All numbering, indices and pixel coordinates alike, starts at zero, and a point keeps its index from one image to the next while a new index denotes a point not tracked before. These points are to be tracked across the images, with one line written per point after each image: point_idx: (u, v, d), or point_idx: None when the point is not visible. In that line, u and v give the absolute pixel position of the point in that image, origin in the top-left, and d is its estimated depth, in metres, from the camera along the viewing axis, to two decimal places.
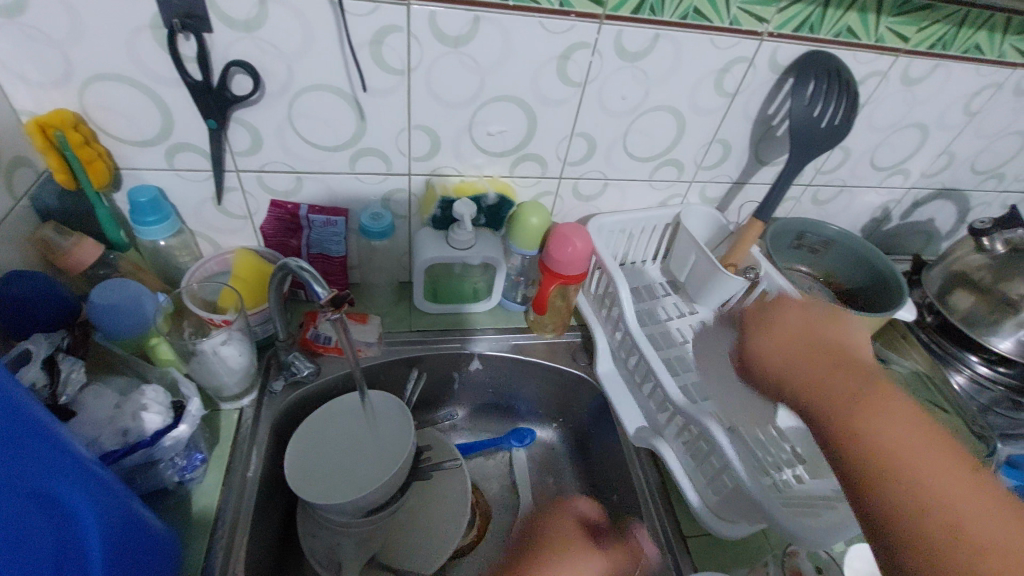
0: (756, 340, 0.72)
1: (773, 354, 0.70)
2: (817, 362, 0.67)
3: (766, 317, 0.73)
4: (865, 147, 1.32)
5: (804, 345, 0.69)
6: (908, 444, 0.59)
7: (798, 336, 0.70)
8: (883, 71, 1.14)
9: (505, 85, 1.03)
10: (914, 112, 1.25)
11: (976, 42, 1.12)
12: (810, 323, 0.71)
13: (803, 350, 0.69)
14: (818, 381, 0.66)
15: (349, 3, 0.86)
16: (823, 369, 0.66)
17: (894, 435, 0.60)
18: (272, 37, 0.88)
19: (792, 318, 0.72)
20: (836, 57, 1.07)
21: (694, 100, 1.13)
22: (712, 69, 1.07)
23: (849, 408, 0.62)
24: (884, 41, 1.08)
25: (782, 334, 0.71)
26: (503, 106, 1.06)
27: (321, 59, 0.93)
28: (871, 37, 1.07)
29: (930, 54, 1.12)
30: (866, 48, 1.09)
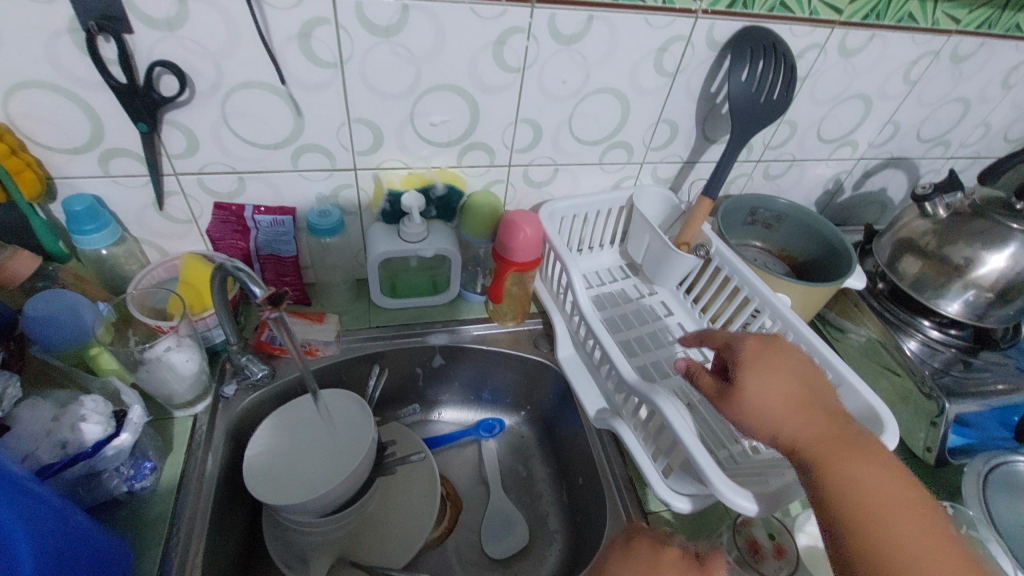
0: (748, 393, 0.47)
1: (764, 412, 0.46)
2: (788, 380, 0.47)
3: (763, 358, 0.48)
4: (904, 123, 0.86)
5: (797, 404, 0.46)
6: (888, 520, 0.40)
7: (787, 378, 0.47)
8: (820, 44, 0.70)
9: (257, 64, 0.55)
10: (963, 84, 0.82)
11: (918, 14, 0.69)
12: (808, 380, 0.48)
13: (800, 404, 0.46)
14: (790, 408, 0.46)
15: None
16: (829, 451, 0.44)
17: (872, 496, 0.42)
18: None
19: (789, 374, 0.47)
20: (772, 33, 0.66)
21: (624, 78, 0.67)
22: (640, 39, 0.63)
23: (835, 481, 0.43)
24: (816, 15, 0.66)
25: (776, 384, 0.47)
26: (264, 99, 0.58)
27: None
28: (803, 11, 0.66)
29: (865, 27, 0.69)
30: (799, 22, 0.66)
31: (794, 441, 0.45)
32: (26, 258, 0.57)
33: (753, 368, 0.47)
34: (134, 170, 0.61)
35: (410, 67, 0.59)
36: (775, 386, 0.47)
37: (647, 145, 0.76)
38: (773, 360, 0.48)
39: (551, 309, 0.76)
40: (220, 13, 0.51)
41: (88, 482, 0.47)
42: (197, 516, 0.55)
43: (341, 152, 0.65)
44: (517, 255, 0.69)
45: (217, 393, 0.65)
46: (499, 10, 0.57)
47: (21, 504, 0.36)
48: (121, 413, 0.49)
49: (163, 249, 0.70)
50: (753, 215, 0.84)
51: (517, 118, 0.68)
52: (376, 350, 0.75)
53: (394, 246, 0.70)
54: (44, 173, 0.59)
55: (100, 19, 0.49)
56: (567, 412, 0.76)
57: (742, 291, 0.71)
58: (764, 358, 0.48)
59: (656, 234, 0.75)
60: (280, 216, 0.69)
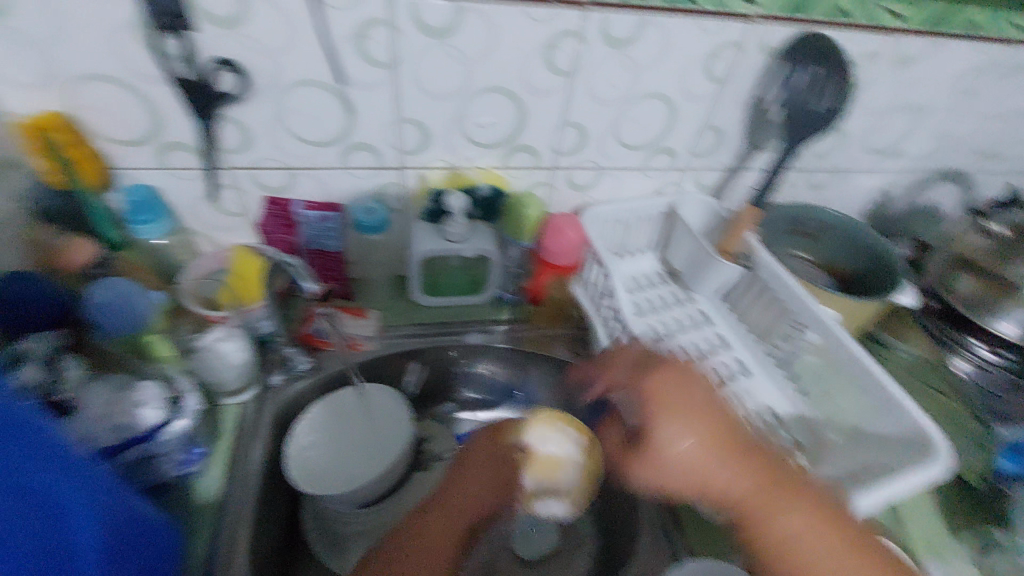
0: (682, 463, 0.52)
1: (693, 472, 0.52)
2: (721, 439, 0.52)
3: (676, 381, 0.57)
4: (960, 134, 0.83)
5: (716, 437, 0.52)
6: (813, 561, 0.49)
7: (699, 411, 0.54)
8: (878, 52, 0.68)
9: (314, 63, 0.56)
10: None
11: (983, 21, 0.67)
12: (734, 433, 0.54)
13: (730, 461, 0.52)
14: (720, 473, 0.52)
15: None
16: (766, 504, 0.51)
17: (793, 543, 0.50)
18: None
19: (687, 396, 0.55)
20: (828, 40, 0.64)
21: (674, 82, 0.66)
22: (692, 43, 0.62)
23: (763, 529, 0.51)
24: (875, 20, 0.64)
25: (690, 422, 0.53)
26: (318, 98, 0.59)
27: None
28: (861, 17, 0.64)
29: (926, 34, 0.67)
30: (858, 28, 0.65)
31: (728, 489, 0.51)
32: (79, 247, 0.59)
33: (680, 425, 0.53)
34: (190, 164, 0.63)
35: (460, 68, 0.60)
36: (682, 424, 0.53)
37: (693, 151, 0.75)
38: (680, 390, 0.56)
39: (589, 313, 0.76)
40: (279, 12, 0.52)
41: (145, 468, 0.49)
42: (241, 502, 0.57)
43: (388, 151, 0.66)
44: (554, 259, 0.70)
45: (263, 382, 0.67)
46: (552, 12, 0.56)
47: (78, 482, 0.37)
48: (177, 398, 0.51)
49: (215, 241, 0.72)
50: (798, 225, 0.82)
51: (563, 121, 0.67)
52: (416, 347, 0.76)
53: (436, 246, 0.71)
54: (107, 164, 0.61)
55: (167, 17, 0.50)
56: (601, 418, 0.76)
57: (786, 302, 0.70)
58: (659, 391, 0.56)
59: (700, 242, 0.74)
60: (328, 211, 0.70)
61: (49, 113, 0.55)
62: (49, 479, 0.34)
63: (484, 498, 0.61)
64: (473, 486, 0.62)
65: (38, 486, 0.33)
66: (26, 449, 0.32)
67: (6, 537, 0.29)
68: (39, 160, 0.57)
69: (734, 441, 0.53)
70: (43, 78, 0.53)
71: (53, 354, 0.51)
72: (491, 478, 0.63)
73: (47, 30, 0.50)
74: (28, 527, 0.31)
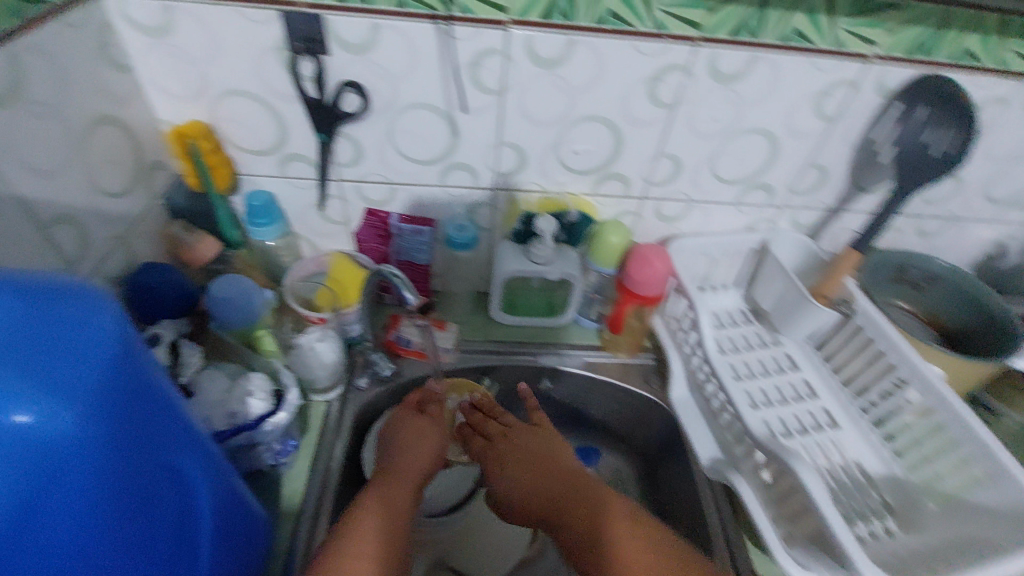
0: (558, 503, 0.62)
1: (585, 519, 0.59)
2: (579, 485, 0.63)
3: (529, 464, 0.66)
4: None
5: (541, 496, 0.63)
6: None
7: (537, 479, 0.64)
8: (1010, 99, 0.63)
9: (428, 88, 0.60)
10: None
11: None
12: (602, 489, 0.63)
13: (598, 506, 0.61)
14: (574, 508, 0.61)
15: (137, 9, 0.53)
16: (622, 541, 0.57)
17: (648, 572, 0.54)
18: (149, 48, 0.56)
19: (539, 473, 0.65)
20: (954, 84, 0.61)
21: (779, 120, 0.65)
22: (802, 82, 0.61)
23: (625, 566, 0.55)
24: (1008, 66, 0.61)
25: (529, 485, 0.64)
26: (427, 120, 0.63)
27: (150, 59, 0.57)
28: (993, 61, 0.60)
29: None
30: (988, 74, 0.61)
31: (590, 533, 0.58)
32: (212, 243, 0.66)
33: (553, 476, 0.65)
34: (306, 174, 0.68)
35: (564, 97, 0.61)
36: (527, 485, 0.65)
37: (791, 190, 0.73)
38: (534, 465, 0.65)
39: (668, 345, 0.75)
40: (404, 40, 0.56)
41: (246, 453, 0.54)
42: (322, 496, 0.60)
43: (485, 172, 0.69)
44: (642, 289, 0.69)
45: (349, 385, 0.70)
46: (662, 47, 0.57)
47: (211, 471, 0.41)
48: (280, 392, 0.55)
49: (315, 245, 0.77)
50: (901, 273, 0.78)
51: (660, 152, 0.67)
52: (490, 362, 0.78)
53: (523, 267, 0.71)
54: (235, 170, 0.67)
55: (306, 42, 0.55)
56: (673, 455, 0.74)
57: (887, 355, 0.65)
58: (516, 461, 0.66)
59: (795, 282, 0.72)
60: (422, 225, 0.72)
61: (193, 122, 0.62)
62: (190, 462, 0.38)
63: (424, 461, 0.63)
64: (425, 445, 0.65)
65: (163, 458, 0.35)
66: (169, 426, 0.35)
67: (123, 502, 0.31)
68: (181, 162, 0.64)
69: (553, 492, 0.63)
70: (193, 90, 0.59)
71: (178, 338, 0.56)
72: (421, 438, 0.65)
73: (202, 49, 0.56)
74: (156, 499, 0.34)
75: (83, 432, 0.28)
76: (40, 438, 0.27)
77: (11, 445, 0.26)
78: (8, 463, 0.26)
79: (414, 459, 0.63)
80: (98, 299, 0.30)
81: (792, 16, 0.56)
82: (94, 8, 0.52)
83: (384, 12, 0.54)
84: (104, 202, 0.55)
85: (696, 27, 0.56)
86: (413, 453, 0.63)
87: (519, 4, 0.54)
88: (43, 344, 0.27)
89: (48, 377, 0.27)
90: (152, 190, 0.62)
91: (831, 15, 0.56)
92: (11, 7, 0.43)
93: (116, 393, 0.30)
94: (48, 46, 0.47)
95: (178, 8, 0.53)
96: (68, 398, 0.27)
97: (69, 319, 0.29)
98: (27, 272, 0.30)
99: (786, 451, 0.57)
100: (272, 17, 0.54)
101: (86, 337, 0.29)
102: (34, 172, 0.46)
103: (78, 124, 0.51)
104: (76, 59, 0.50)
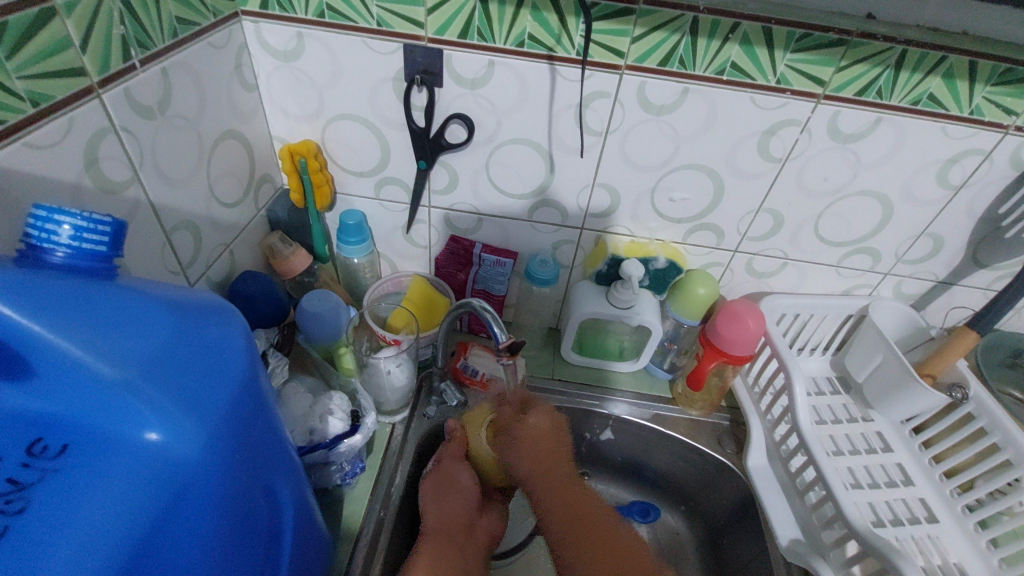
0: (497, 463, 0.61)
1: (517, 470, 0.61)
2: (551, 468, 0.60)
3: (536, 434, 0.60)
4: None
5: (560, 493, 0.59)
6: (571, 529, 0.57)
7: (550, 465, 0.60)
8: None
9: (531, 124, 0.60)
10: None
11: None
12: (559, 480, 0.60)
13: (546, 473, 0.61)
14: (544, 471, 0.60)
15: (273, 33, 0.56)
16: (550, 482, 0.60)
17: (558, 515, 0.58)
18: (276, 69, 0.59)
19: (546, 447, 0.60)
20: None
21: (894, 184, 0.61)
22: (925, 147, 0.57)
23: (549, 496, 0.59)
24: None
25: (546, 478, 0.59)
26: (524, 156, 0.63)
27: (276, 79, 0.60)
28: None
29: None
30: None
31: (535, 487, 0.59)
32: (302, 256, 0.67)
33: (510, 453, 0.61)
34: (399, 198, 0.69)
35: (670, 144, 0.60)
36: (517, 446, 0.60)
37: (898, 258, 0.69)
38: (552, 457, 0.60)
39: (747, 408, 0.71)
40: (516, 77, 0.56)
41: (319, 470, 0.54)
42: (381, 527, 0.59)
43: (575, 210, 0.68)
44: (732, 348, 0.65)
45: (415, 409, 0.69)
46: (780, 101, 0.55)
47: (297, 494, 0.41)
48: (358, 415, 0.56)
49: (397, 266, 0.79)
50: (1015, 357, 0.71)
51: (760, 208, 0.65)
52: (555, 403, 0.75)
53: (602, 309, 0.70)
54: (333, 188, 0.69)
55: (422, 73, 0.57)
56: (742, 527, 0.69)
57: (1003, 451, 0.58)
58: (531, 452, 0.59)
59: (895, 356, 0.66)
60: (504, 257, 0.72)
61: (305, 141, 0.64)
62: (284, 486, 0.38)
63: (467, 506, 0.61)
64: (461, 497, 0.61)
65: (264, 479, 0.35)
66: (270, 448, 0.36)
67: (228, 523, 0.32)
68: (288, 177, 0.66)
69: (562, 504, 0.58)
70: (308, 111, 0.62)
71: (267, 348, 0.58)
72: (458, 493, 0.61)
73: (324, 74, 0.58)
74: (255, 521, 0.34)
75: (207, 454, 0.29)
76: (170, 457, 0.28)
77: (146, 460, 0.28)
78: (140, 478, 0.27)
79: (453, 514, 0.60)
80: (228, 322, 0.32)
81: (928, 79, 0.52)
82: (234, 30, 0.55)
83: (501, 50, 0.54)
84: (218, 211, 0.57)
85: (820, 84, 0.53)
86: (452, 507, 0.60)
87: (638, 50, 0.53)
88: (185, 365, 0.29)
89: (185, 396, 0.28)
90: (259, 202, 0.65)
91: (972, 83, 0.52)
92: (168, 27, 0.46)
93: (238, 417, 0.31)
94: (193, 63, 0.50)
95: (308, 35, 0.56)
96: (198, 418, 0.28)
97: (205, 341, 0.30)
98: (176, 291, 0.32)
99: (885, 545, 0.52)
100: (394, 48, 0.55)
101: (216, 357, 0.30)
102: (165, 180, 0.49)
103: (206, 136, 0.54)
104: (214, 77, 0.53)
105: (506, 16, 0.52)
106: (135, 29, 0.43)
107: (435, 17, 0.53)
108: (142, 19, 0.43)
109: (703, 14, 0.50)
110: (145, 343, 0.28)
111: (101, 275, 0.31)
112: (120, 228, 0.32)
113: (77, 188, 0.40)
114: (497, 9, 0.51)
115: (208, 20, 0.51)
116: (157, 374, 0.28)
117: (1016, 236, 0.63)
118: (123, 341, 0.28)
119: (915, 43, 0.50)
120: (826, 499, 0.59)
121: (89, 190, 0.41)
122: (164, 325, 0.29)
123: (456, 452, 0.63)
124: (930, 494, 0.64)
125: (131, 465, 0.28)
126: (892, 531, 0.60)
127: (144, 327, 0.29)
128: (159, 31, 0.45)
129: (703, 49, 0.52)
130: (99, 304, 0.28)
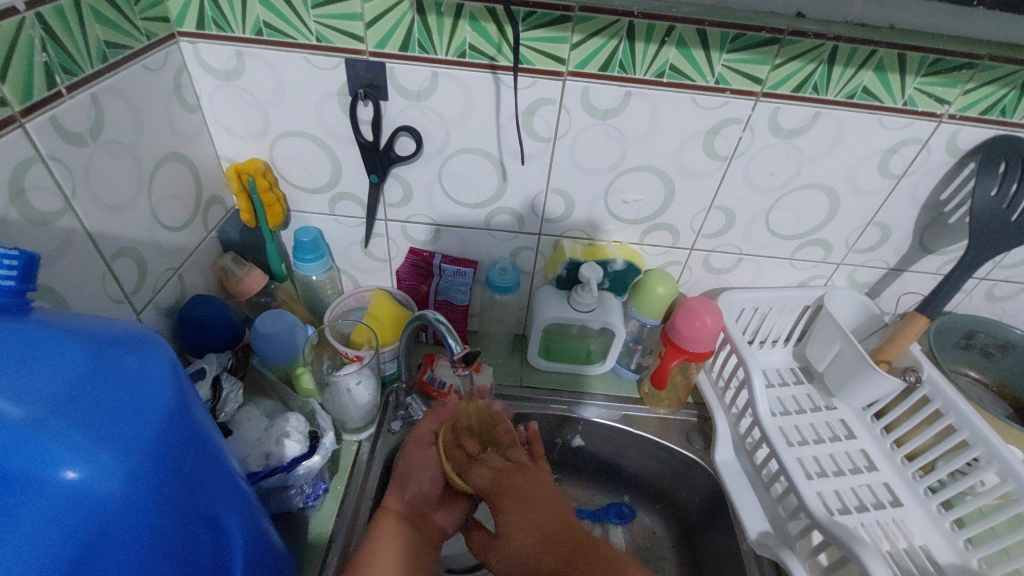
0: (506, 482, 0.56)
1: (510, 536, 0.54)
2: (541, 503, 0.54)
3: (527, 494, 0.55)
4: None
5: (543, 526, 0.52)
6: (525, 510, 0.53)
7: (538, 513, 0.53)
8: None
9: (478, 134, 0.60)
10: None
11: None
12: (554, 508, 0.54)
13: (549, 533, 0.52)
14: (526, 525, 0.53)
15: (211, 53, 0.56)
16: (519, 500, 0.54)
17: (531, 535, 0.53)
18: (218, 88, 0.58)
19: (534, 507, 0.53)
20: None
21: (839, 176, 0.62)
22: (864, 139, 0.59)
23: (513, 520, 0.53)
24: None
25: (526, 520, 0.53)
26: (474, 165, 0.63)
27: (220, 99, 0.59)
28: None
29: None
30: None
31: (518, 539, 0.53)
32: (257, 276, 0.66)
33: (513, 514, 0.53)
34: (355, 213, 0.69)
35: (618, 147, 0.60)
36: (525, 521, 0.53)
37: (849, 247, 0.70)
38: (536, 496, 0.54)
39: (713, 404, 0.71)
40: (461, 88, 0.56)
41: (277, 494, 0.54)
42: (347, 549, 0.58)
43: (531, 217, 0.68)
44: (692, 345, 0.66)
45: (381, 426, 0.69)
46: (721, 100, 0.56)
47: (246, 522, 0.40)
48: (316, 435, 0.56)
49: (358, 281, 0.78)
50: (969, 338, 0.72)
51: (711, 206, 0.66)
52: (523, 410, 0.75)
53: (564, 313, 0.70)
54: (286, 206, 0.68)
55: (366, 87, 0.56)
56: (716, 523, 0.69)
57: (959, 432, 0.59)
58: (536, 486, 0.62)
59: (850, 344, 0.67)
60: (464, 266, 0.72)
61: (253, 160, 0.63)
62: (229, 513, 0.37)
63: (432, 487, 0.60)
64: (425, 477, 0.60)
65: (203, 509, 0.34)
66: (209, 476, 0.35)
67: (157, 559, 0.30)
68: (237, 198, 0.65)
69: (543, 527, 0.52)
70: (255, 130, 0.61)
71: (220, 372, 0.57)
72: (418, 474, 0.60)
73: (267, 92, 0.58)
74: (195, 552, 0.33)
75: (131, 486, 0.28)
76: (89, 494, 0.27)
77: (61, 501, 0.26)
78: (56, 519, 0.26)
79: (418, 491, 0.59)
80: (149, 352, 0.32)
81: (861, 73, 0.53)
82: (171, 51, 0.54)
83: (443, 61, 0.54)
84: (162, 235, 0.56)
85: (758, 82, 0.55)
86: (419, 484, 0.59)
87: (578, 56, 0.53)
88: (99, 398, 0.28)
89: (100, 430, 0.27)
90: (208, 224, 0.64)
91: (903, 75, 0.53)
92: (96, 52, 0.46)
93: (162, 446, 0.30)
94: (126, 87, 0.49)
95: (248, 54, 0.55)
96: (118, 450, 0.28)
97: (124, 371, 0.30)
98: (93, 324, 0.32)
99: (848, 532, 0.52)
100: (336, 63, 0.55)
101: (134, 388, 0.30)
102: (102, 206, 0.48)
103: (145, 160, 0.53)
104: (151, 101, 0.53)
105: (444, 27, 0.52)
106: (59, 55, 0.42)
107: (374, 31, 0.53)
108: (67, 46, 0.43)
109: (638, 18, 0.51)
110: (54, 379, 0.27)
111: (13, 310, 0.30)
112: (30, 262, 0.32)
113: (1, 219, 0.39)
114: (435, 20, 0.52)
115: (140, 42, 0.50)
116: (69, 410, 0.27)
117: (958, 221, 0.65)
118: (30, 378, 0.27)
119: (844, 39, 0.51)
120: (790, 490, 0.59)
121: (15, 222, 0.40)
122: (76, 359, 0.29)
123: (428, 435, 0.62)
124: (894, 478, 0.65)
125: (46, 508, 0.26)
126: (858, 518, 0.60)
127: (55, 362, 0.28)
128: (86, 58, 0.45)
129: (641, 53, 0.53)
130: (6, 343, 0.28)
